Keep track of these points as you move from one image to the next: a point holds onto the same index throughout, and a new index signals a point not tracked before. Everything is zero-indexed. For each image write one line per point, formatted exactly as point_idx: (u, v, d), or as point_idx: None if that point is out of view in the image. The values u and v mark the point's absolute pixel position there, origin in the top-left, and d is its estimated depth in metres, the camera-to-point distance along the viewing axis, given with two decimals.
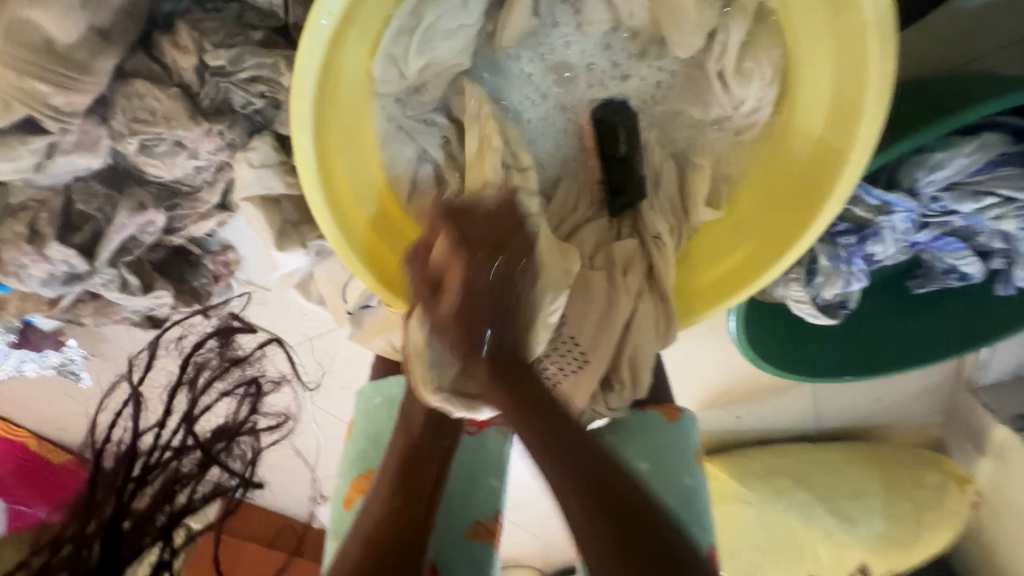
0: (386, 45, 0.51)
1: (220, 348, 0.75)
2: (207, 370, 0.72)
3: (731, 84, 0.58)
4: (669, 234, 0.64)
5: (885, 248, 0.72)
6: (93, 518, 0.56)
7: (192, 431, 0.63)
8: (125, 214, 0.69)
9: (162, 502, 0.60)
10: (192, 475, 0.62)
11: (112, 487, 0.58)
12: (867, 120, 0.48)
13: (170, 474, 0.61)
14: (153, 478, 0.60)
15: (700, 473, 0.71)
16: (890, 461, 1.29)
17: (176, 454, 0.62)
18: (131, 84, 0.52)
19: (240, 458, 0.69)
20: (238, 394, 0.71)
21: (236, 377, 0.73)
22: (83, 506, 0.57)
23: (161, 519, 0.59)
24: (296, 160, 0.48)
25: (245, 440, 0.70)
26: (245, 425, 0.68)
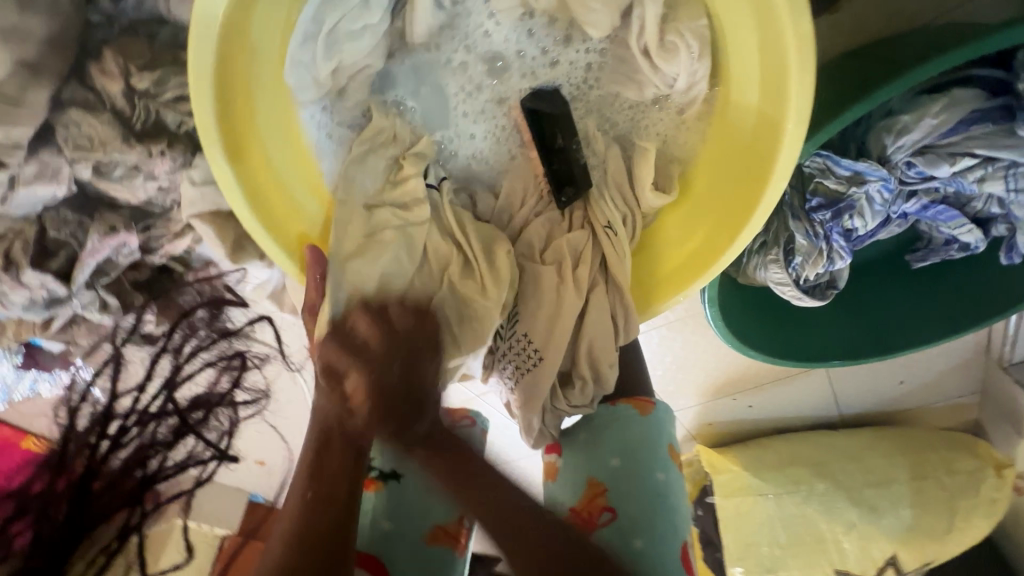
0: (294, 53, 0.51)
1: (210, 322, 0.86)
2: (194, 340, 0.85)
3: (659, 61, 0.56)
4: (621, 223, 0.62)
5: (864, 223, 0.66)
6: (60, 480, 0.77)
7: (171, 398, 0.83)
8: (96, 237, 0.71)
9: (133, 467, 0.80)
10: (165, 442, 0.82)
11: (82, 447, 0.79)
12: (798, 85, 0.45)
13: (144, 441, 0.82)
14: (124, 443, 0.81)
15: (672, 468, 0.69)
16: (919, 447, 1.19)
17: (152, 420, 0.82)
18: (68, 113, 0.55)
19: (217, 430, 0.86)
20: (222, 366, 0.86)
21: (220, 351, 0.86)
22: (52, 466, 0.78)
23: (131, 481, 0.80)
24: (215, 177, 0.49)
25: (224, 413, 0.86)
26: (225, 398, 0.86)
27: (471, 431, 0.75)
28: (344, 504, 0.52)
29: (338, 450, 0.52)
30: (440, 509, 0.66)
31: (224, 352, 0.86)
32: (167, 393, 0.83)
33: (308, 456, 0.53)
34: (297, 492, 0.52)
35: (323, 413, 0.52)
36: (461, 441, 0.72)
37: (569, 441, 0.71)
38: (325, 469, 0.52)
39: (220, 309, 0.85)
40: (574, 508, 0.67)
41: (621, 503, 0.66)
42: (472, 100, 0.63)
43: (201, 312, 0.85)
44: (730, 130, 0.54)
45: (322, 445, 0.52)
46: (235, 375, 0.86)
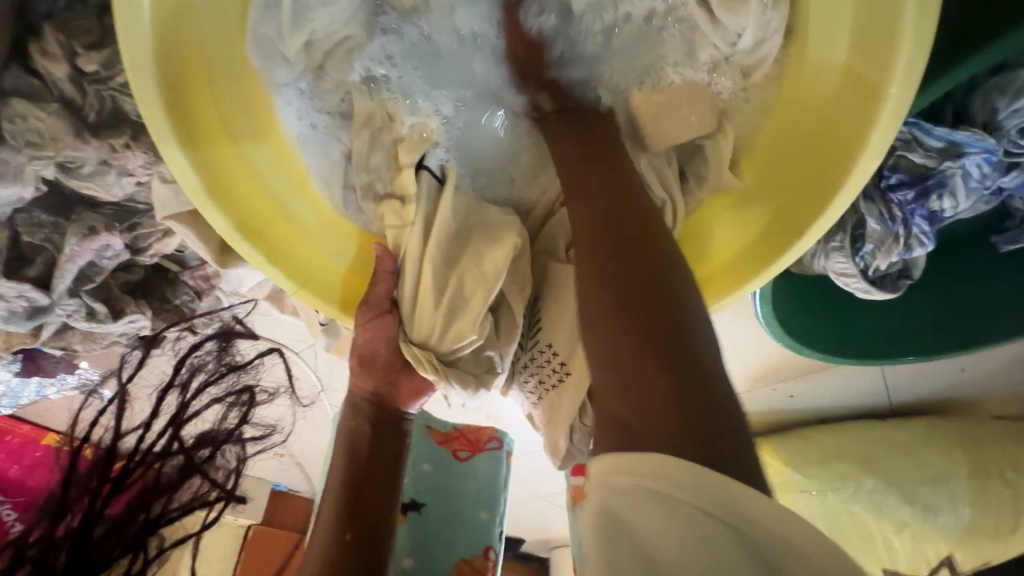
0: (256, 29, 0.44)
1: (185, 334, 0.75)
2: (189, 336, 0.77)
3: (719, 9, 0.46)
4: (658, 213, 0.52)
5: (956, 203, 0.56)
6: (62, 520, 0.51)
7: (178, 435, 0.56)
8: (75, 241, 0.64)
9: (138, 507, 0.54)
10: (171, 483, 0.56)
11: (79, 493, 0.53)
12: (908, 33, 0.35)
13: (148, 481, 0.55)
14: (126, 487, 0.54)
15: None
16: (982, 437, 1.02)
17: (158, 458, 0.55)
18: (9, 105, 0.46)
19: (224, 467, 0.63)
20: (229, 400, 0.62)
21: (227, 384, 0.63)
22: (55, 505, 0.52)
23: (135, 524, 0.53)
24: (176, 179, 0.41)
25: (229, 449, 0.63)
26: (231, 435, 0.60)
27: (498, 455, 0.69)
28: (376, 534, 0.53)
29: (367, 484, 0.54)
30: (465, 542, 0.63)
31: (234, 385, 0.63)
32: (174, 429, 0.56)
33: (335, 503, 0.53)
34: (333, 536, 0.52)
35: (353, 439, 0.55)
36: (482, 465, 0.67)
37: None
38: (354, 506, 0.53)
39: (230, 341, 0.65)
40: None
41: None
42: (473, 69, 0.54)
43: (211, 341, 0.65)
44: (806, 94, 0.44)
45: (353, 486, 0.53)
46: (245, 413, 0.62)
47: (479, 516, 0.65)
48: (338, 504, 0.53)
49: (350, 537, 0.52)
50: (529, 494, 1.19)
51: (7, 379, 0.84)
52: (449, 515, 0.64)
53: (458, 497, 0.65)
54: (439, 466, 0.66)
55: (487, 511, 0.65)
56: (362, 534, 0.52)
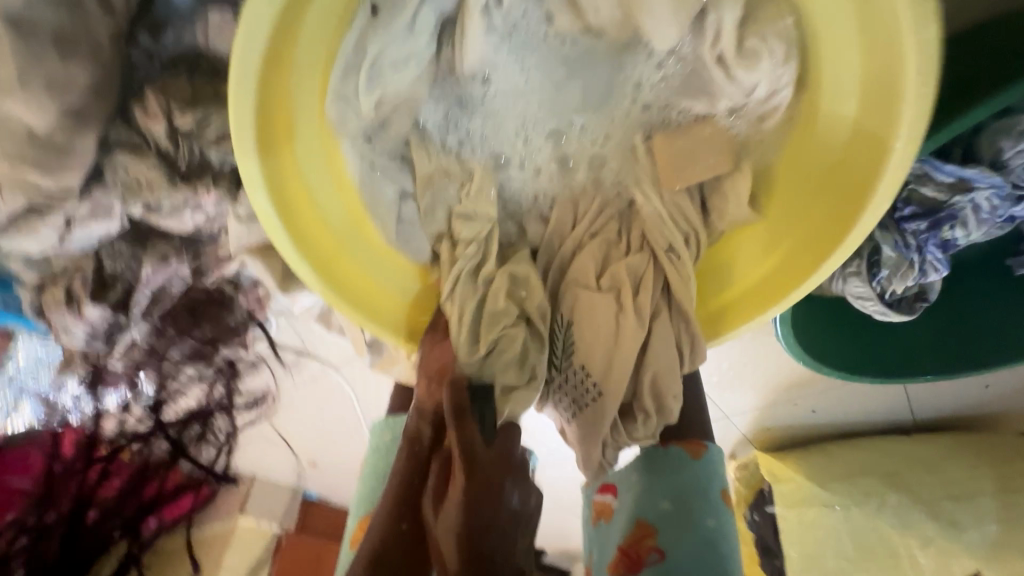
0: (337, 88, 0.48)
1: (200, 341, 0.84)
2: (189, 365, 0.87)
3: (734, 68, 0.50)
4: (683, 244, 0.57)
5: (967, 232, 0.59)
6: None
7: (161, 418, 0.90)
8: (150, 268, 0.72)
9: (126, 496, 0.93)
10: None
11: None
12: (912, 98, 0.39)
13: None
14: None
15: (725, 515, 0.63)
16: (1006, 453, 1.03)
17: None
18: (116, 157, 0.55)
19: (219, 430, 0.96)
20: (213, 383, 0.91)
21: (203, 369, 0.89)
22: (34, 504, 0.88)
23: None
24: (258, 218, 0.49)
25: (222, 420, 0.95)
26: (215, 409, 0.93)
27: None
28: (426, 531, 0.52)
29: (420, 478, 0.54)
30: None
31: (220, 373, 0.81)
32: None
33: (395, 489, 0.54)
34: (389, 522, 0.52)
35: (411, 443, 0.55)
36: None
37: (623, 477, 0.67)
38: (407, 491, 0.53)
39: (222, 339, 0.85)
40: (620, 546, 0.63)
41: (673, 546, 0.60)
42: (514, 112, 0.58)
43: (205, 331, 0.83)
44: (819, 145, 0.49)
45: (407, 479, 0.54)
46: (226, 384, 0.91)
47: None
48: (399, 483, 0.54)
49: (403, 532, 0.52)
50: (552, 504, 1.22)
51: (74, 392, 0.89)
52: None
53: None
54: None
55: None
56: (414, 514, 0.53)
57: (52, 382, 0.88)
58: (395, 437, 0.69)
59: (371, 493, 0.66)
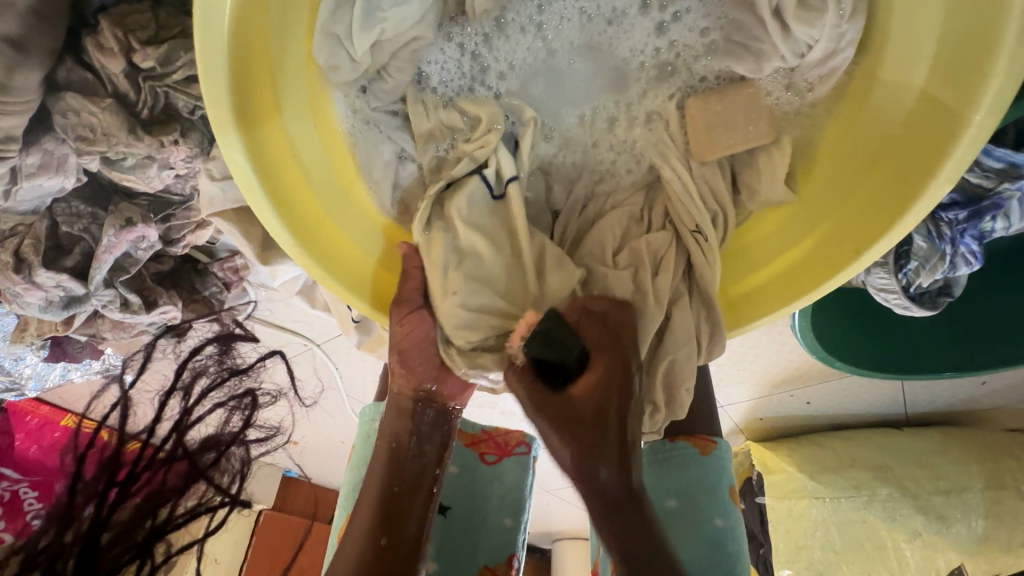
0: (325, 24, 0.43)
1: (219, 358, 0.66)
2: (205, 377, 0.63)
3: (792, 22, 0.44)
4: (711, 225, 0.51)
5: (1009, 224, 0.55)
6: (68, 529, 0.48)
7: (183, 440, 0.56)
8: (111, 232, 0.63)
9: (144, 516, 0.52)
10: (178, 489, 0.54)
11: (91, 495, 0.52)
12: (1006, 59, 0.34)
13: (155, 487, 0.54)
14: (135, 490, 0.53)
15: (734, 513, 0.59)
16: (995, 451, 1.03)
17: (162, 465, 0.54)
18: (64, 99, 0.46)
19: (229, 473, 0.59)
20: (230, 406, 0.60)
21: (231, 389, 0.62)
22: (60, 515, 0.49)
23: (141, 532, 0.51)
24: (234, 177, 0.42)
25: (237, 453, 0.60)
26: (236, 439, 0.58)
27: (526, 461, 0.63)
28: (414, 542, 0.50)
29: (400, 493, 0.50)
30: (489, 547, 0.58)
31: (236, 391, 0.62)
32: (178, 434, 0.56)
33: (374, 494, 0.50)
34: (369, 534, 0.49)
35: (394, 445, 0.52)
36: (510, 471, 0.62)
37: None
38: (389, 505, 0.50)
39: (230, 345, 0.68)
40: None
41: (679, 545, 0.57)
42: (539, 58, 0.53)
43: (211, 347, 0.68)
44: (869, 119, 0.44)
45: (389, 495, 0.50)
46: (249, 417, 0.60)
47: (505, 524, 0.59)
48: (377, 499, 0.50)
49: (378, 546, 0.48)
50: (536, 488, 1.20)
51: (34, 363, 0.86)
52: (472, 517, 0.59)
53: (484, 499, 0.60)
54: (466, 468, 0.61)
55: (513, 519, 0.59)
56: (397, 532, 0.49)
57: (8, 354, 0.82)
58: None
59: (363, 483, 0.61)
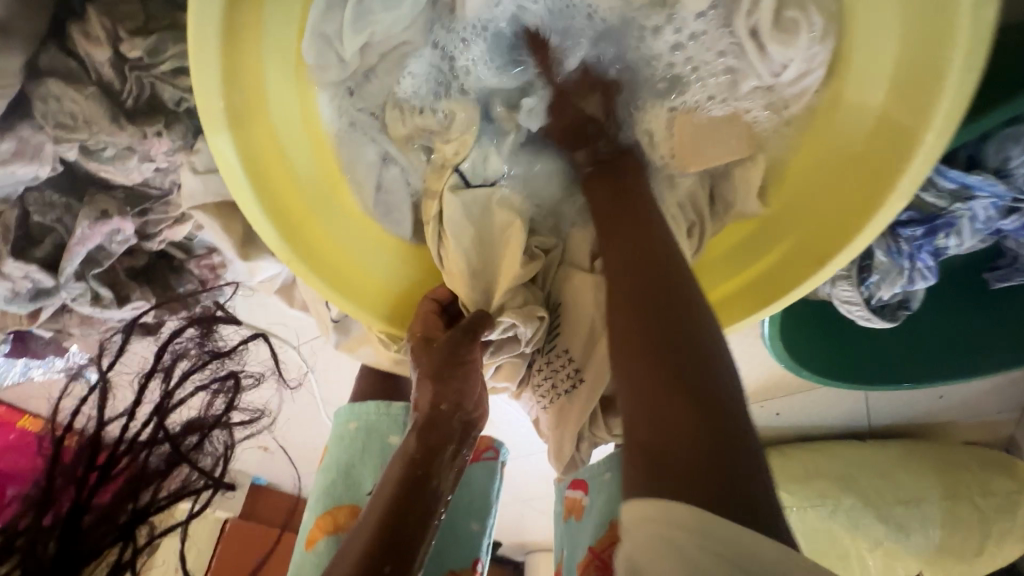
0: (316, 24, 0.43)
1: (202, 339, 0.64)
2: (186, 360, 0.62)
3: (768, 42, 0.47)
4: (685, 234, 0.53)
5: (961, 241, 0.59)
6: (46, 514, 0.49)
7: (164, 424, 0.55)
8: (85, 223, 0.62)
9: (126, 498, 0.52)
10: (161, 472, 0.54)
11: (67, 481, 0.51)
12: (953, 86, 0.36)
13: (135, 471, 0.53)
14: (114, 475, 0.52)
15: None
16: (951, 463, 1.08)
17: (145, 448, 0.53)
18: (46, 84, 0.46)
19: (212, 455, 0.59)
20: (213, 387, 0.60)
21: (214, 370, 0.62)
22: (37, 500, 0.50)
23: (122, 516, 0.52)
24: (221, 172, 0.42)
25: (219, 436, 0.60)
26: (219, 422, 0.58)
27: (493, 466, 0.61)
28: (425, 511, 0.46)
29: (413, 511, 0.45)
30: (455, 553, 0.58)
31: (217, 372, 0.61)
32: (160, 419, 0.55)
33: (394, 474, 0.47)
34: (378, 510, 0.45)
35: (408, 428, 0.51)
36: (476, 476, 0.61)
37: (594, 474, 0.62)
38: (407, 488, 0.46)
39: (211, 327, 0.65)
40: (591, 549, 0.58)
41: None
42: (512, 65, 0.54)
43: (192, 330, 0.65)
44: (834, 136, 0.47)
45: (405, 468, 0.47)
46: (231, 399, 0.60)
47: (472, 529, 0.59)
48: (396, 471, 0.47)
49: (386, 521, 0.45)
50: (509, 497, 1.18)
51: None
52: (438, 522, 0.58)
53: (452, 502, 0.59)
54: None
55: (479, 523, 0.59)
56: (412, 511, 0.46)
57: None
58: (361, 427, 0.64)
59: (333, 486, 0.62)
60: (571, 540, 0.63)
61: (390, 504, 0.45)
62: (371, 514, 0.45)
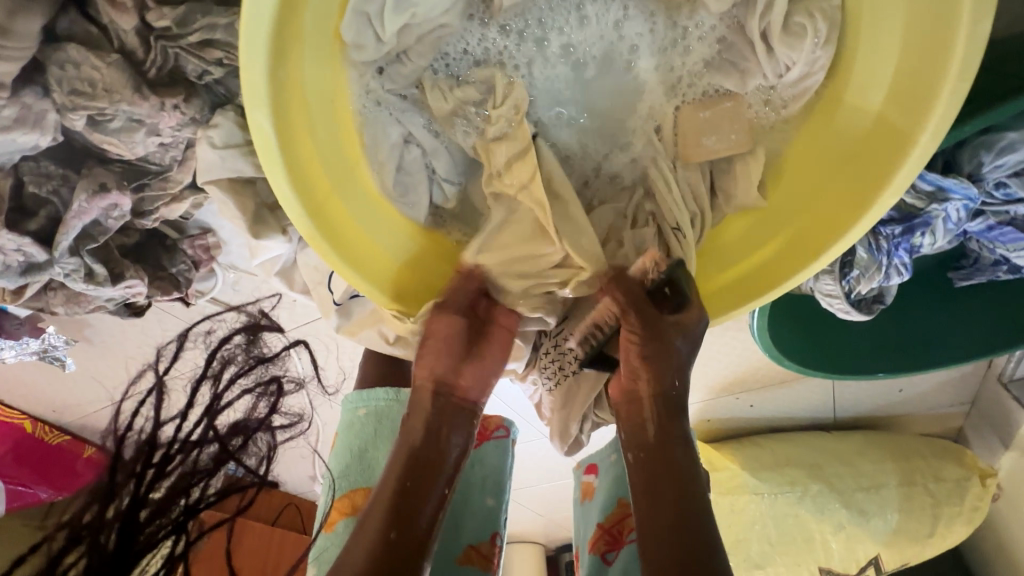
0: (358, 3, 0.44)
1: (247, 347, 0.62)
2: (233, 366, 0.60)
3: (778, 45, 0.51)
4: (690, 224, 0.55)
5: (934, 239, 0.64)
6: (111, 506, 0.50)
7: (214, 423, 0.54)
8: (83, 197, 0.59)
9: (177, 494, 0.51)
10: (209, 470, 0.53)
11: (129, 476, 0.51)
12: (948, 92, 0.40)
13: (186, 468, 0.52)
14: (169, 472, 0.52)
15: None
16: (908, 452, 1.15)
17: (194, 446, 0.53)
18: (64, 50, 0.45)
19: (257, 455, 0.58)
20: (257, 391, 0.58)
21: (257, 376, 0.60)
22: (104, 492, 0.51)
23: (176, 510, 0.51)
24: (255, 142, 0.42)
25: (263, 437, 0.58)
26: (263, 423, 0.57)
27: (505, 443, 0.66)
28: (423, 536, 0.47)
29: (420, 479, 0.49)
30: (473, 527, 0.61)
31: (262, 378, 0.60)
32: (210, 419, 0.54)
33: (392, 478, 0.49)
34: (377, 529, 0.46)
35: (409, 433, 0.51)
36: (489, 454, 0.64)
37: (602, 458, 0.71)
38: (403, 498, 0.47)
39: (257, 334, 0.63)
40: (602, 525, 0.66)
41: None
42: (534, 54, 0.56)
43: (239, 338, 0.64)
44: (831, 136, 0.51)
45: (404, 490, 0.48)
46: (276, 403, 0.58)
47: (487, 504, 0.62)
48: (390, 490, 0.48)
49: (386, 542, 0.45)
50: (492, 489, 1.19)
51: None
52: (454, 496, 0.62)
53: (468, 481, 0.63)
54: None
55: (495, 499, 0.63)
56: (408, 536, 0.46)
57: None
58: (370, 412, 0.67)
59: (347, 469, 0.64)
60: (586, 521, 0.70)
61: (388, 520, 0.46)
62: (365, 546, 0.45)
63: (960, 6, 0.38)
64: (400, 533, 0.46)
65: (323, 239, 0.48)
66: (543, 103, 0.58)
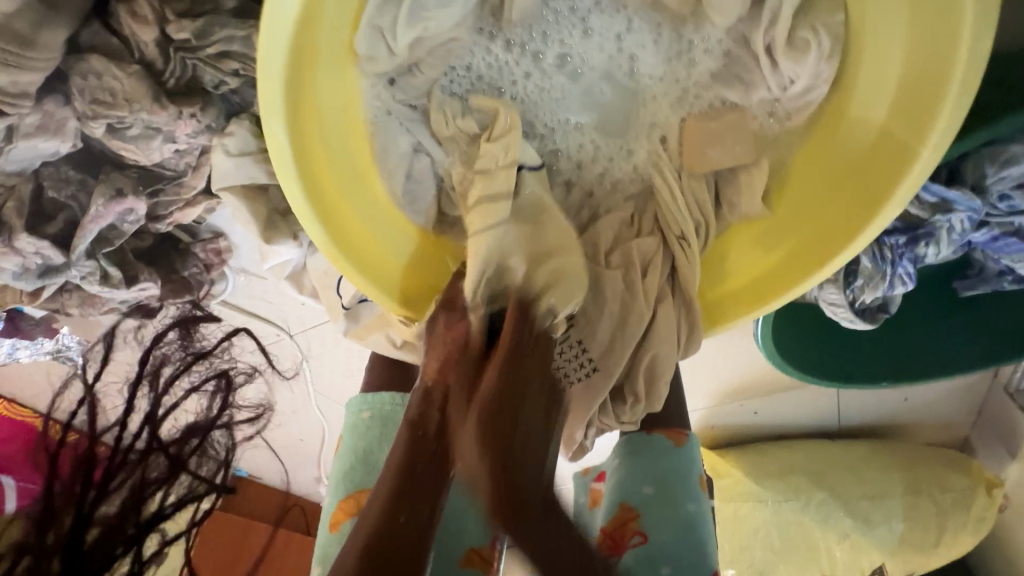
0: (371, 17, 0.46)
1: (182, 344, 0.67)
2: (169, 365, 0.63)
3: (782, 58, 0.51)
4: (695, 233, 0.57)
5: (939, 250, 0.63)
6: (51, 530, 0.48)
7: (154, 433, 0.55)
8: (99, 202, 0.60)
9: (130, 509, 0.52)
10: (161, 479, 0.55)
11: (70, 497, 0.50)
12: (950, 107, 0.41)
13: (135, 481, 0.54)
14: (115, 487, 0.53)
15: (703, 500, 0.66)
16: (914, 461, 1.15)
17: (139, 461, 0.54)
18: (87, 61, 0.46)
19: (209, 463, 0.61)
20: (209, 389, 0.62)
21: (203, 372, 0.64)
22: (43, 514, 0.49)
23: (131, 526, 0.51)
24: (268, 150, 0.44)
25: (220, 436, 0.63)
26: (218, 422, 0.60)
27: None
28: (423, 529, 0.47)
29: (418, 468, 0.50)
30: (474, 532, 0.60)
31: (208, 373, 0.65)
32: (151, 428, 0.55)
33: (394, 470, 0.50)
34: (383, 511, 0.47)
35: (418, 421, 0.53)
36: None
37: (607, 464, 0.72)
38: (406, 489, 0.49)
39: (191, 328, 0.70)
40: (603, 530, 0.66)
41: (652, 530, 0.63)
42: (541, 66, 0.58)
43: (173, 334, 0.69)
44: (836, 148, 0.51)
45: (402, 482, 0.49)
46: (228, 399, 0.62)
47: None
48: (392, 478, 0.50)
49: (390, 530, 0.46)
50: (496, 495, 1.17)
51: None
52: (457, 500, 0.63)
53: None
54: None
55: None
56: (410, 522, 0.47)
57: None
58: (373, 415, 0.69)
59: (350, 472, 0.65)
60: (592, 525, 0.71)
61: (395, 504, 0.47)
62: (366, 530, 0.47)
63: (961, 22, 0.39)
64: (410, 519, 0.47)
65: (331, 243, 0.49)
66: (547, 114, 0.59)
